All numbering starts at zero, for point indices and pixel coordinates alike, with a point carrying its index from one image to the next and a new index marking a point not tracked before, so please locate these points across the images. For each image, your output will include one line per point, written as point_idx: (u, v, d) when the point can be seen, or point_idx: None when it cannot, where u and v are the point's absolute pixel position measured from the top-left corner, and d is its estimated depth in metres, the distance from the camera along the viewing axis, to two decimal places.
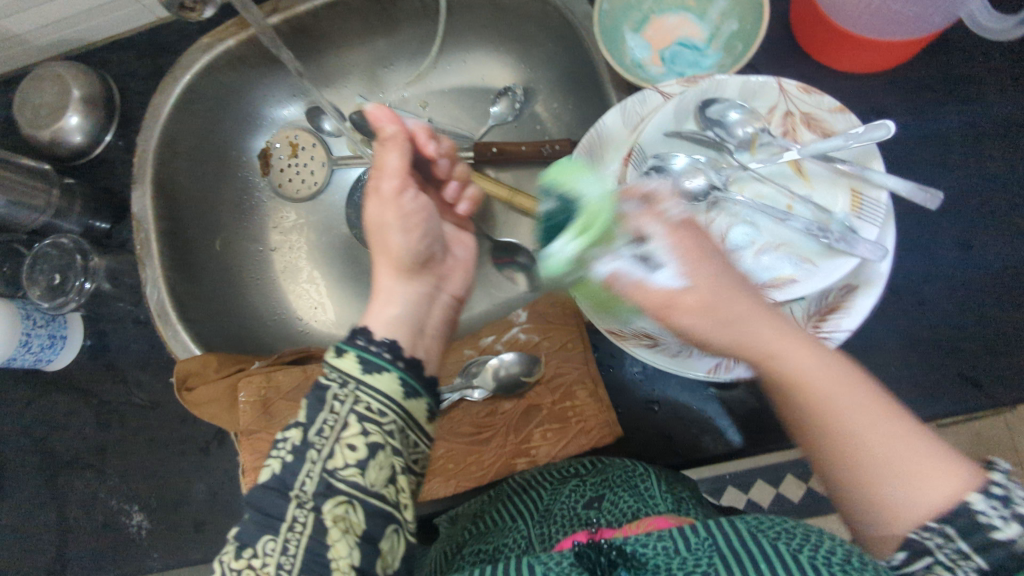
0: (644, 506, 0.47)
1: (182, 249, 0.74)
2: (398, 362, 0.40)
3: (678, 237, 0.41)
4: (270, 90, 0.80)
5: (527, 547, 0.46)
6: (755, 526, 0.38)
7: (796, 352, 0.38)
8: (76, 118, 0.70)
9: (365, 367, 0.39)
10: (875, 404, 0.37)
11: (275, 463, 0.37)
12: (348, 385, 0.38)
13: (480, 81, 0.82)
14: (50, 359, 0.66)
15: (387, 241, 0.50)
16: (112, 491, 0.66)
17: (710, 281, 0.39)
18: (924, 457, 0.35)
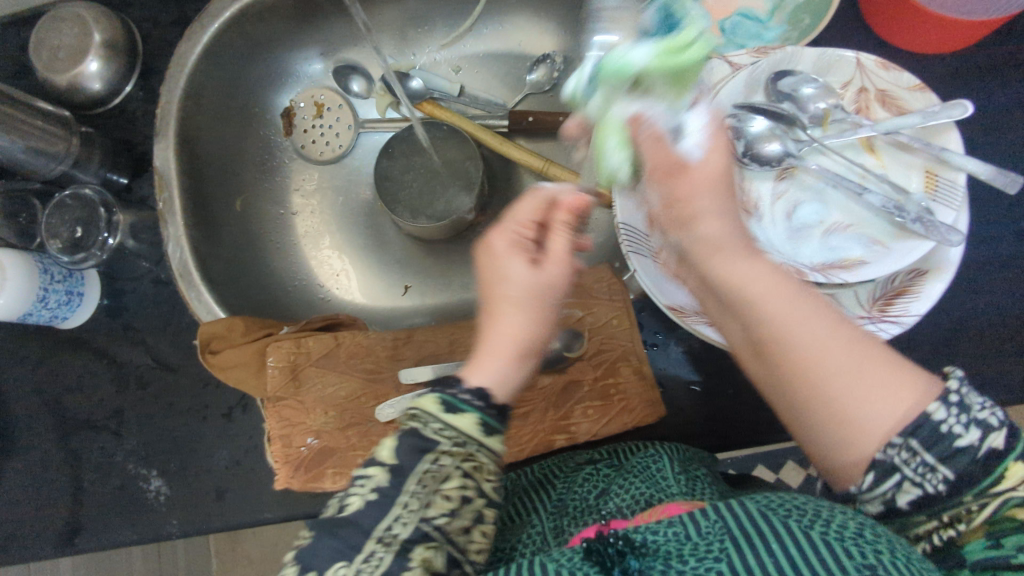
0: (657, 491, 0.46)
1: (204, 208, 0.71)
2: (499, 421, 0.38)
3: (716, 134, 0.40)
4: (299, 45, 0.78)
5: (541, 542, 0.47)
6: (766, 505, 0.39)
7: (752, 273, 0.39)
8: (96, 64, 0.66)
9: (482, 428, 0.37)
10: (836, 324, 0.38)
11: (355, 501, 0.37)
12: (464, 444, 0.37)
13: (517, 47, 0.80)
14: (65, 316, 0.63)
15: (515, 296, 0.41)
16: (129, 455, 0.63)
17: (712, 167, 0.39)
18: (882, 370, 0.36)
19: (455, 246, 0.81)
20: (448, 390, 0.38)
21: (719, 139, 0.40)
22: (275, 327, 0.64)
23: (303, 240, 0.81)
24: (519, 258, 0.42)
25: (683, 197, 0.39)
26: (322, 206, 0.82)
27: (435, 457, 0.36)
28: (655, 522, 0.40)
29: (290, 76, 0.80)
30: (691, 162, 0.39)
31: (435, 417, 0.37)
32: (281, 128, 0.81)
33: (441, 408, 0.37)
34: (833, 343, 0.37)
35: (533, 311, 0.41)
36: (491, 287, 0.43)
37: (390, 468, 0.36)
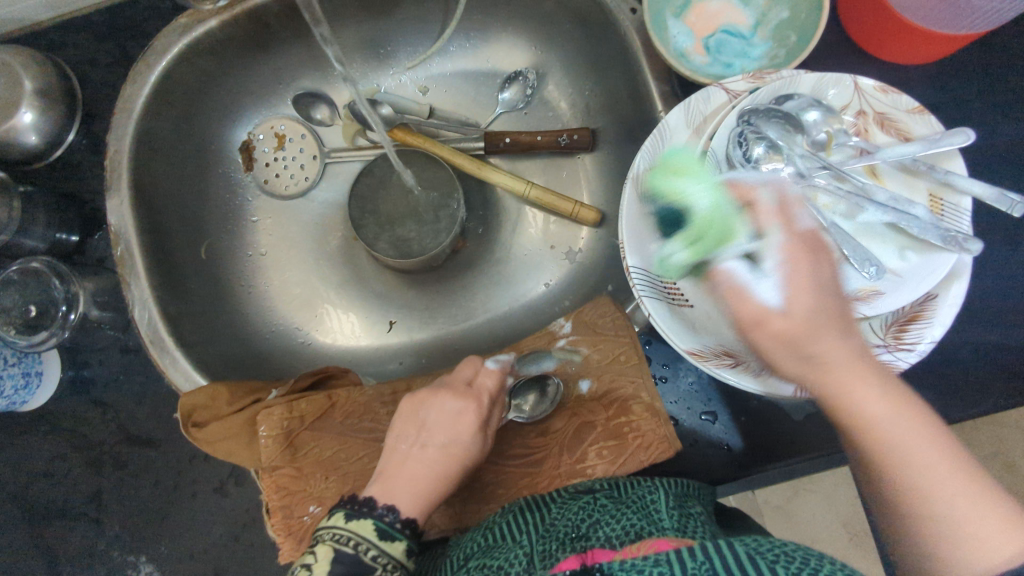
0: (648, 524, 0.44)
1: (168, 260, 0.66)
2: (406, 530, 0.45)
3: (798, 267, 0.37)
4: (255, 75, 0.72)
5: (527, 565, 0.43)
6: (753, 548, 0.37)
7: (859, 392, 0.35)
8: (30, 115, 0.60)
9: (380, 534, 0.44)
10: (949, 448, 0.34)
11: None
12: (371, 553, 0.43)
13: (488, 65, 0.77)
14: (25, 399, 0.57)
15: (435, 437, 0.50)
16: (113, 541, 0.59)
17: (804, 310, 0.37)
18: (991, 505, 0.33)
19: (438, 276, 0.77)
20: (381, 517, 0.45)
21: (807, 277, 0.37)
22: (263, 391, 0.60)
23: (275, 282, 0.76)
24: (471, 417, 0.52)
25: (787, 338, 0.37)
26: (291, 244, 0.77)
27: None
28: (640, 560, 0.38)
29: (246, 108, 0.75)
30: (768, 310, 0.37)
31: (370, 541, 0.43)
32: (240, 163, 0.76)
33: (376, 535, 0.44)
34: (937, 468, 0.34)
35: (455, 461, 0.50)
36: (433, 418, 0.51)
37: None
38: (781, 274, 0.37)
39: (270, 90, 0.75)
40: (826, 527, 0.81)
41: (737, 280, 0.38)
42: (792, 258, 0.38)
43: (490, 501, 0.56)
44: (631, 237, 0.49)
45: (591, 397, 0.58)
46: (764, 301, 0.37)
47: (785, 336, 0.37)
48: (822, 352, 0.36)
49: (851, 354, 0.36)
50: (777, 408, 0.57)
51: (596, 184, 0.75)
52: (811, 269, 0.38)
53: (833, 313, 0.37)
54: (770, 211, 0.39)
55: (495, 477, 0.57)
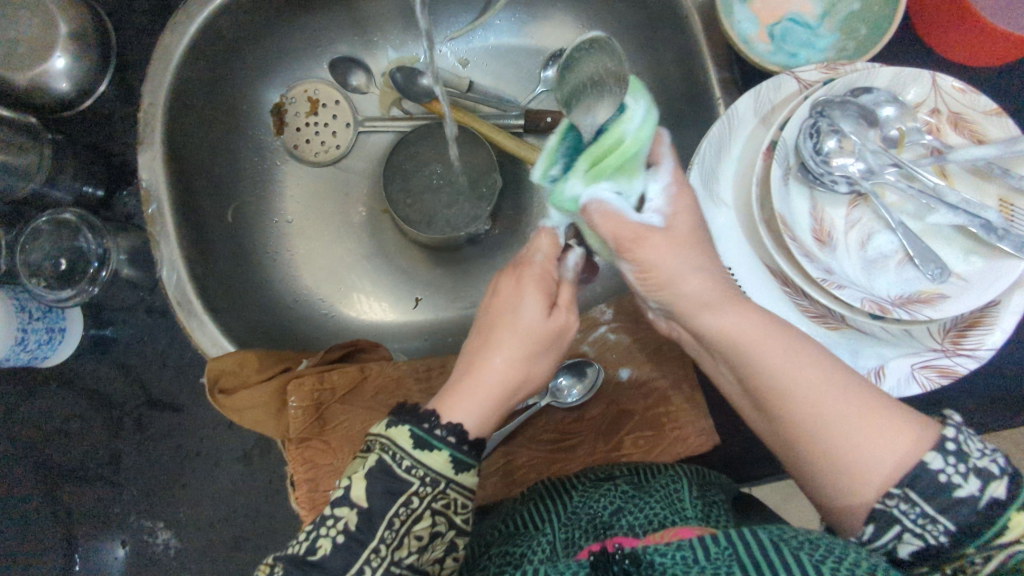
0: (672, 513, 0.44)
1: (196, 221, 0.64)
2: (458, 442, 0.39)
3: (683, 199, 0.46)
4: (293, 35, 0.70)
5: (550, 554, 0.42)
6: (778, 536, 0.37)
7: (731, 313, 0.42)
8: (63, 60, 0.57)
9: (417, 445, 0.39)
10: (821, 363, 0.40)
11: (327, 544, 0.38)
12: (407, 466, 0.38)
13: (531, 41, 0.75)
14: (46, 355, 0.55)
15: (519, 334, 0.44)
16: (131, 505, 0.58)
17: (683, 229, 0.45)
18: (868, 422, 0.38)
19: (466, 255, 0.76)
20: (420, 424, 0.39)
21: (685, 207, 0.45)
22: (293, 360, 0.59)
23: (301, 251, 0.74)
24: (537, 299, 0.45)
25: (670, 271, 0.44)
26: (319, 213, 0.75)
27: (406, 499, 0.38)
28: (664, 545, 0.38)
29: (281, 69, 0.72)
30: (645, 230, 0.44)
31: (406, 451, 0.39)
32: (271, 126, 0.73)
33: (412, 443, 0.39)
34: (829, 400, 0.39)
35: (527, 355, 0.44)
36: (498, 321, 0.45)
37: (363, 511, 0.38)
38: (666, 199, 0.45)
39: (307, 52, 0.72)
40: None
41: (608, 202, 0.44)
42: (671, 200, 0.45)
43: (523, 485, 0.55)
44: None
45: (630, 384, 0.57)
46: (645, 222, 0.44)
47: (665, 247, 0.44)
48: (715, 318, 0.43)
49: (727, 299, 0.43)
50: None
51: None
52: (692, 204, 0.46)
53: (701, 243, 0.45)
54: (665, 149, 0.46)
55: (526, 461, 0.56)
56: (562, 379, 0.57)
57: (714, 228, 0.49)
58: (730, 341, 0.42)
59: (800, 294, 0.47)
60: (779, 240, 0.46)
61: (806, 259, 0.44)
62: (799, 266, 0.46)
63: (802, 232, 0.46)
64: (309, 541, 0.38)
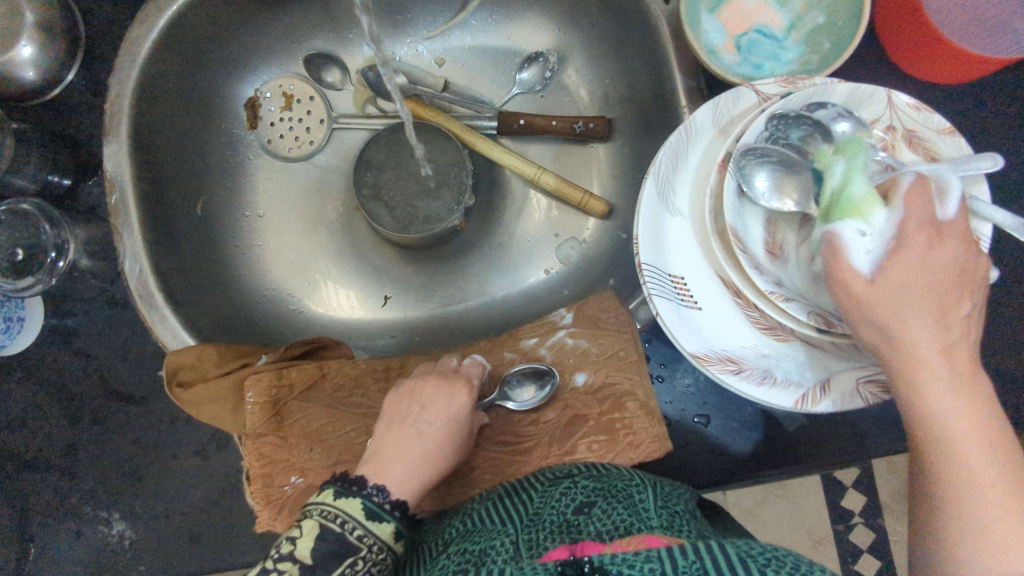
0: (637, 520, 0.43)
1: (163, 213, 0.64)
2: (394, 512, 0.47)
3: (914, 244, 0.41)
4: (267, 30, 0.70)
5: (513, 554, 0.42)
6: (745, 551, 0.37)
7: (933, 391, 0.40)
8: (29, 49, 0.57)
9: (368, 514, 0.45)
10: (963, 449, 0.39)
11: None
12: (355, 529, 0.44)
13: (507, 42, 0.75)
14: (3, 344, 0.56)
15: (447, 421, 0.52)
16: (86, 497, 0.57)
17: (895, 284, 0.40)
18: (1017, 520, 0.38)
19: (437, 254, 0.76)
20: (369, 497, 0.46)
21: (912, 250, 0.41)
22: (253, 355, 0.59)
23: (272, 246, 0.74)
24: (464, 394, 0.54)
25: (875, 310, 0.41)
26: (291, 208, 0.75)
27: (354, 561, 0.43)
28: (632, 554, 0.38)
29: (255, 63, 0.72)
30: (858, 278, 0.41)
31: (355, 519, 0.45)
32: (244, 120, 0.73)
33: (364, 514, 0.45)
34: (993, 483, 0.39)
35: (445, 438, 0.52)
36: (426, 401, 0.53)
37: (307, 566, 0.41)
38: (888, 247, 0.41)
39: (282, 47, 0.73)
40: (795, 535, 0.82)
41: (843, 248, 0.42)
42: (918, 245, 0.41)
43: (479, 485, 0.56)
44: (645, 236, 0.48)
45: (586, 390, 0.57)
46: (858, 270, 0.41)
47: (868, 302, 0.41)
48: (929, 397, 0.40)
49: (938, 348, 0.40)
50: (771, 417, 0.56)
51: (608, 175, 0.74)
52: (929, 245, 0.41)
53: (930, 297, 0.40)
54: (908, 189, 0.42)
55: (482, 461, 0.56)
56: (518, 387, 0.57)
57: (669, 237, 0.49)
58: (916, 413, 0.41)
59: (751, 306, 0.47)
60: (729, 252, 0.46)
61: (755, 272, 0.45)
62: (748, 277, 0.46)
63: (753, 244, 0.46)
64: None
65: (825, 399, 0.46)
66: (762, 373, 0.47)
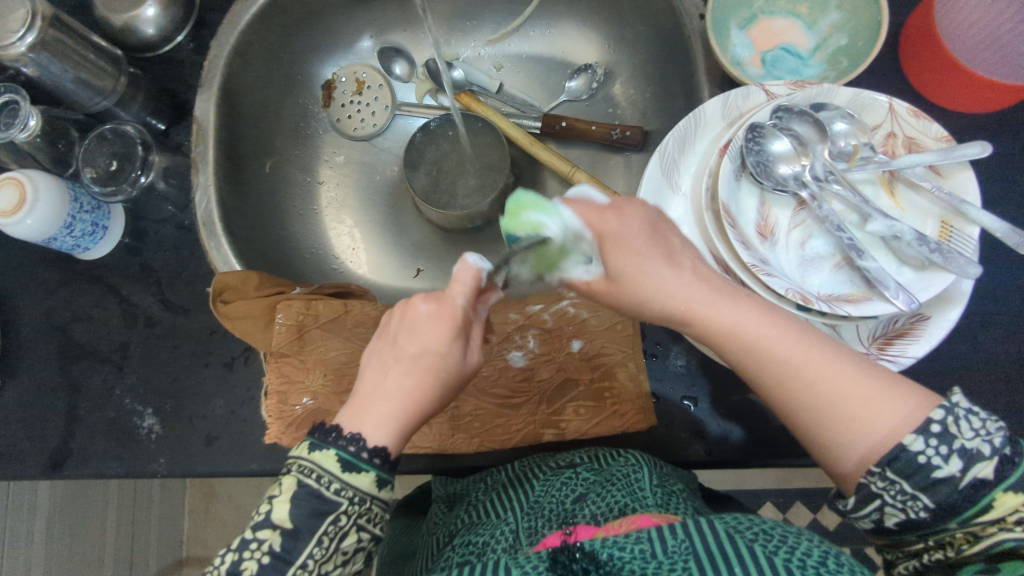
0: (633, 501, 0.46)
1: (237, 161, 0.73)
2: (377, 461, 0.43)
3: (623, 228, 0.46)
4: (350, 21, 0.80)
5: (514, 542, 0.46)
6: (732, 526, 0.40)
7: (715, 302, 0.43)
8: (153, 10, 0.68)
9: (344, 467, 0.42)
10: (788, 342, 0.42)
11: (253, 565, 0.41)
12: (331, 485, 0.42)
13: (561, 54, 0.83)
14: (87, 247, 0.64)
15: (429, 361, 0.46)
16: (128, 391, 0.64)
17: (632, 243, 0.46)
18: (881, 389, 0.40)
19: (471, 237, 0.82)
20: (342, 445, 0.43)
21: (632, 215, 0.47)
22: (287, 287, 0.66)
23: (324, 210, 0.82)
24: (443, 325, 0.47)
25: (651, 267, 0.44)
26: (346, 179, 0.83)
27: (334, 518, 0.41)
28: (622, 537, 0.40)
29: (335, 49, 0.82)
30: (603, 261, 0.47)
31: (332, 474, 0.42)
32: (319, 98, 0.83)
33: (338, 467, 0.42)
34: (817, 379, 0.41)
35: (432, 377, 0.46)
36: (408, 335, 0.47)
37: (287, 533, 0.41)
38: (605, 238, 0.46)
39: (361, 38, 0.83)
40: None
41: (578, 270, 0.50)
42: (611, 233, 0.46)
43: (465, 431, 0.59)
44: None
45: (580, 356, 0.61)
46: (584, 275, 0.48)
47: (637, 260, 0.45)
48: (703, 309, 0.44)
49: (693, 284, 0.44)
50: (760, 409, 0.57)
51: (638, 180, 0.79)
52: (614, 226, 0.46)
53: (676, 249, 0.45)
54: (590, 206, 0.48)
55: (474, 409, 0.59)
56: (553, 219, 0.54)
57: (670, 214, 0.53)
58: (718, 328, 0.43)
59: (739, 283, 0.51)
60: (720, 227, 0.50)
61: (742, 245, 0.48)
62: (736, 253, 0.49)
63: (743, 223, 0.50)
64: (233, 562, 0.41)
65: None
66: None
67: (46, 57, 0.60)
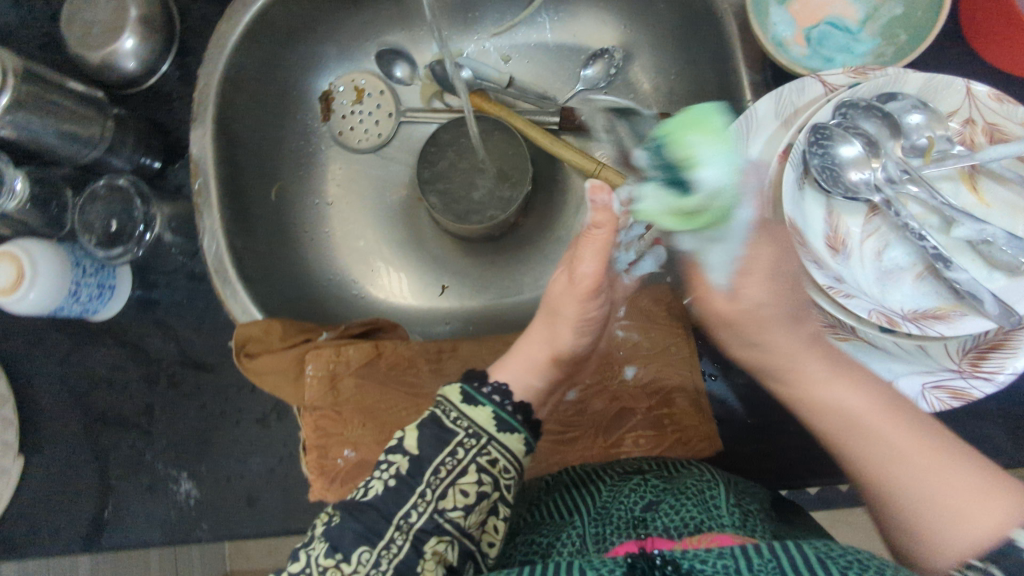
0: (709, 518, 0.43)
1: (241, 195, 0.68)
2: (519, 416, 0.44)
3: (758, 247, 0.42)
4: (343, 28, 0.74)
5: (580, 547, 0.42)
6: (823, 551, 0.35)
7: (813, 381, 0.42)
8: (132, 41, 0.62)
9: (465, 398, 0.43)
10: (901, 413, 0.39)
11: (378, 485, 0.41)
12: (450, 412, 0.42)
13: (574, 40, 0.76)
14: (97, 310, 0.60)
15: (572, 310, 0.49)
16: (160, 454, 0.61)
17: (753, 303, 0.43)
18: (981, 483, 0.35)
19: (495, 247, 0.78)
20: (471, 383, 0.44)
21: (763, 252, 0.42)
22: (315, 333, 0.62)
23: (338, 233, 0.77)
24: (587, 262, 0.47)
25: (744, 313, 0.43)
26: (356, 196, 0.78)
27: (452, 448, 0.41)
28: (703, 550, 0.37)
29: (330, 58, 0.76)
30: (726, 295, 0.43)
31: (453, 404, 0.43)
32: (318, 112, 0.77)
33: (460, 398, 0.43)
34: (922, 463, 0.36)
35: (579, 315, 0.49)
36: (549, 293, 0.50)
37: (415, 457, 0.41)
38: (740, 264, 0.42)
39: (356, 43, 0.76)
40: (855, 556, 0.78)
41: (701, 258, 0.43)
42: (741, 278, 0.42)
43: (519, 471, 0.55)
44: None
45: (635, 383, 0.57)
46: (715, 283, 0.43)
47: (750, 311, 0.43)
48: (823, 390, 0.41)
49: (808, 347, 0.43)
50: None
51: None
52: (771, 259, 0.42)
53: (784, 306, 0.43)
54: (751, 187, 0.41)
55: None
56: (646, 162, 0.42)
57: None
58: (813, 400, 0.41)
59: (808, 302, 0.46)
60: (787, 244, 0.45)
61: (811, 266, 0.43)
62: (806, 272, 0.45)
63: (811, 238, 0.45)
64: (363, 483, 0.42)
65: None
66: None
67: (24, 116, 0.54)
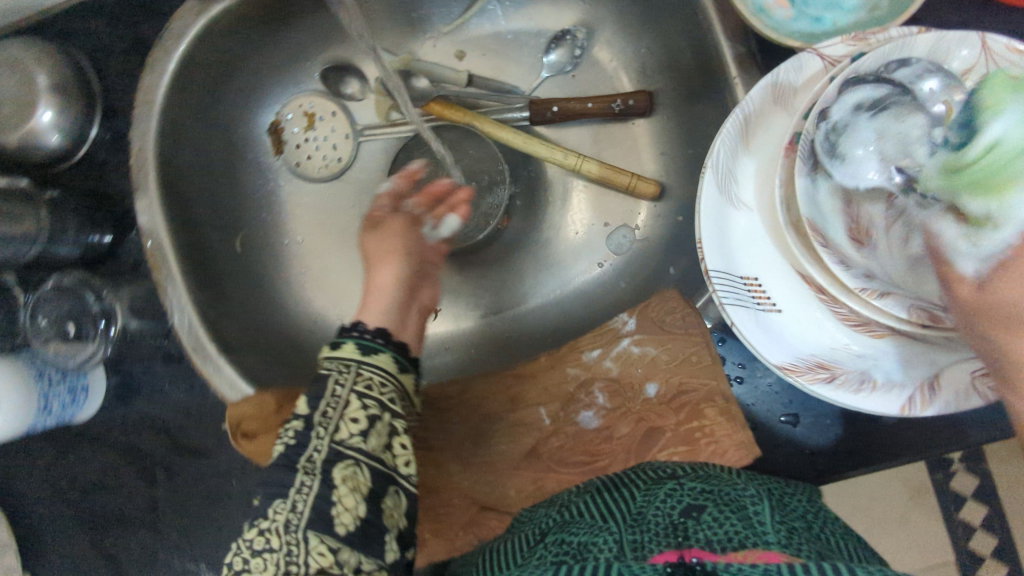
0: (752, 534, 0.39)
1: (203, 257, 0.63)
2: (388, 344, 0.47)
3: None
4: (280, 53, 0.67)
5: (616, 552, 0.39)
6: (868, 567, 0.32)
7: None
8: (49, 114, 0.57)
9: (358, 349, 0.45)
10: None
11: (281, 446, 0.40)
12: (343, 364, 0.43)
13: (531, 25, 0.70)
14: (75, 414, 0.56)
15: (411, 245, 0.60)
16: (173, 551, 0.58)
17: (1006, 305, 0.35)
18: None
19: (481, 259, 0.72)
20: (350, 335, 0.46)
21: None
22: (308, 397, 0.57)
23: (313, 271, 0.72)
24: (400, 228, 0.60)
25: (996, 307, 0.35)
26: (325, 229, 0.73)
27: (335, 381, 0.42)
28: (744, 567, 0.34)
29: (272, 86, 0.69)
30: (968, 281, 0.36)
31: (328, 356, 0.45)
32: (270, 146, 0.71)
33: (330, 348, 0.45)
34: None
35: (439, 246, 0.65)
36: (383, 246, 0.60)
37: (305, 418, 0.41)
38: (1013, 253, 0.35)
39: (297, 64, 0.69)
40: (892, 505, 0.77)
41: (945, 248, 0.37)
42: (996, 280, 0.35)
43: None
44: (710, 237, 0.43)
45: (658, 401, 0.54)
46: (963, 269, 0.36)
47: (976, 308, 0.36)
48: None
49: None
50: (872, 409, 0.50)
51: (655, 151, 0.68)
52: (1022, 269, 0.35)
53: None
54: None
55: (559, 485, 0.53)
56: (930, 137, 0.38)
57: (736, 235, 0.44)
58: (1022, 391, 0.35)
59: (837, 302, 0.41)
60: (809, 247, 0.41)
61: (840, 268, 0.39)
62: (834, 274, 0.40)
63: (836, 235, 0.40)
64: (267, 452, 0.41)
65: (934, 402, 0.40)
66: (860, 377, 0.42)
67: None
